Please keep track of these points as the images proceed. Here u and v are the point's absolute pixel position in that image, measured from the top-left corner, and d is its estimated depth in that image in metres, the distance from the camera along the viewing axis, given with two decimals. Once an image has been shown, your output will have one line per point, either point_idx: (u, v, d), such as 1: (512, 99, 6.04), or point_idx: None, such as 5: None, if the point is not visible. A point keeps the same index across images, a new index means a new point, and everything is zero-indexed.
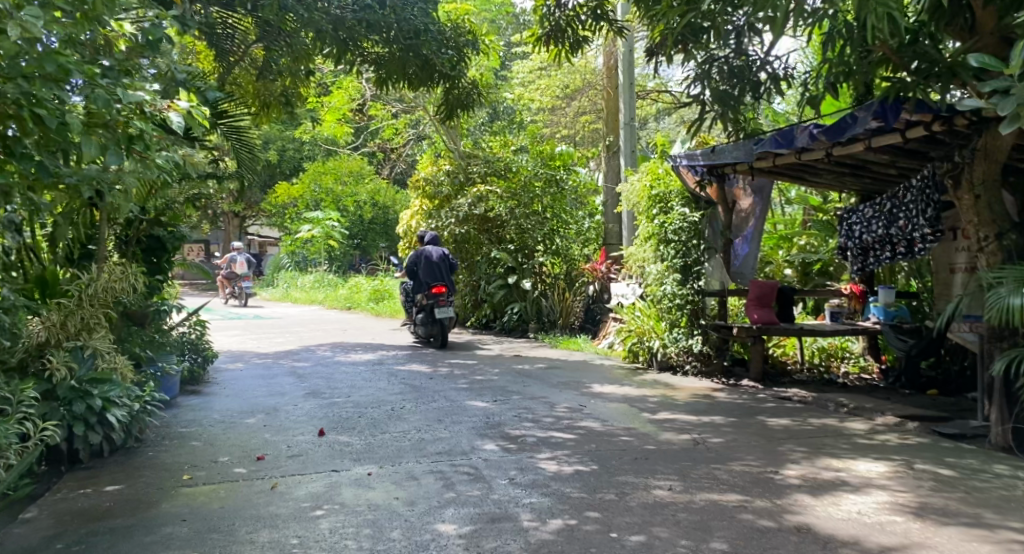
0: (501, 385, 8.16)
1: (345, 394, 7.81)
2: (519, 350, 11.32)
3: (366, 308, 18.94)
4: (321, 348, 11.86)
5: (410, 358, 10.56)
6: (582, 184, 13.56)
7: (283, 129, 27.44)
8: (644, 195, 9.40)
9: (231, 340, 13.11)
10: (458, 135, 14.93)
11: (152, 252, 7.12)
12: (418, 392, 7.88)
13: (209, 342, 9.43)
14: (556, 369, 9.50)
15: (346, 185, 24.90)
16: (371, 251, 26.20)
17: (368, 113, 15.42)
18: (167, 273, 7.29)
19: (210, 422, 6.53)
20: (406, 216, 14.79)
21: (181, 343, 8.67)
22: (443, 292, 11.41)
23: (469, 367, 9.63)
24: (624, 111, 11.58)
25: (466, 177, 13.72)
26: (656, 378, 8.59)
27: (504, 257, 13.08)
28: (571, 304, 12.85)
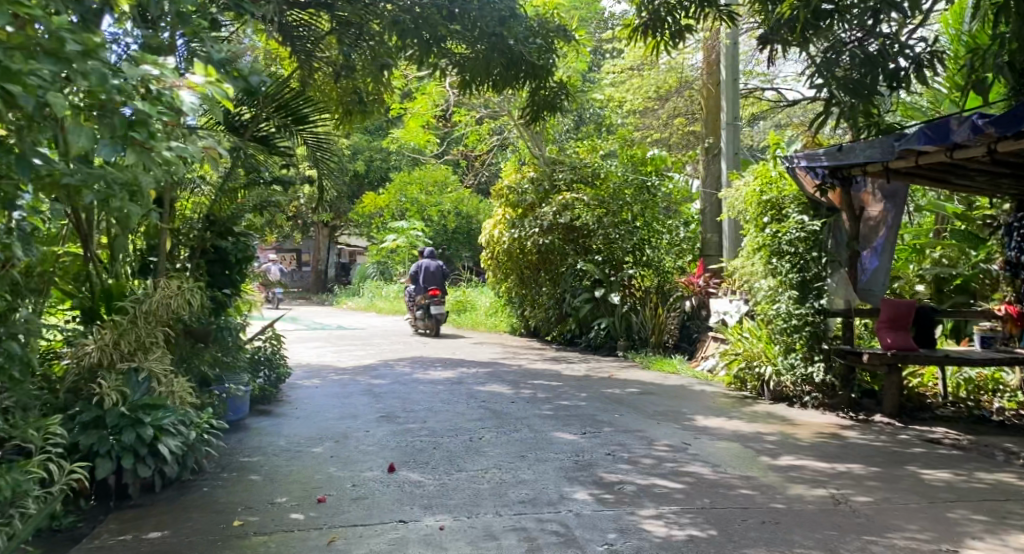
0: (593, 413, 7.34)
1: (421, 418, 7.15)
2: (609, 370, 10.43)
3: (449, 320, 18.43)
4: (401, 363, 11.34)
5: (492, 377, 9.87)
6: (677, 191, 12.49)
7: (370, 138, 27.48)
8: (752, 200, 8.44)
9: (312, 353, 12.80)
10: (544, 139, 14.19)
11: (219, 266, 6.63)
12: (500, 418, 7.16)
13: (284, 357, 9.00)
14: (652, 393, 8.59)
15: (432, 195, 24.52)
16: (455, 261, 25.75)
17: (452, 120, 14.92)
18: (236, 288, 6.78)
19: (274, 450, 5.96)
20: (490, 224, 14.36)
21: (254, 358, 8.25)
22: (438, 293, 15.11)
23: (555, 389, 8.85)
24: (726, 110, 10.54)
25: (550, 184, 13.09)
26: (769, 409, 7.58)
27: (591, 270, 12.24)
28: (665, 322, 11.58)
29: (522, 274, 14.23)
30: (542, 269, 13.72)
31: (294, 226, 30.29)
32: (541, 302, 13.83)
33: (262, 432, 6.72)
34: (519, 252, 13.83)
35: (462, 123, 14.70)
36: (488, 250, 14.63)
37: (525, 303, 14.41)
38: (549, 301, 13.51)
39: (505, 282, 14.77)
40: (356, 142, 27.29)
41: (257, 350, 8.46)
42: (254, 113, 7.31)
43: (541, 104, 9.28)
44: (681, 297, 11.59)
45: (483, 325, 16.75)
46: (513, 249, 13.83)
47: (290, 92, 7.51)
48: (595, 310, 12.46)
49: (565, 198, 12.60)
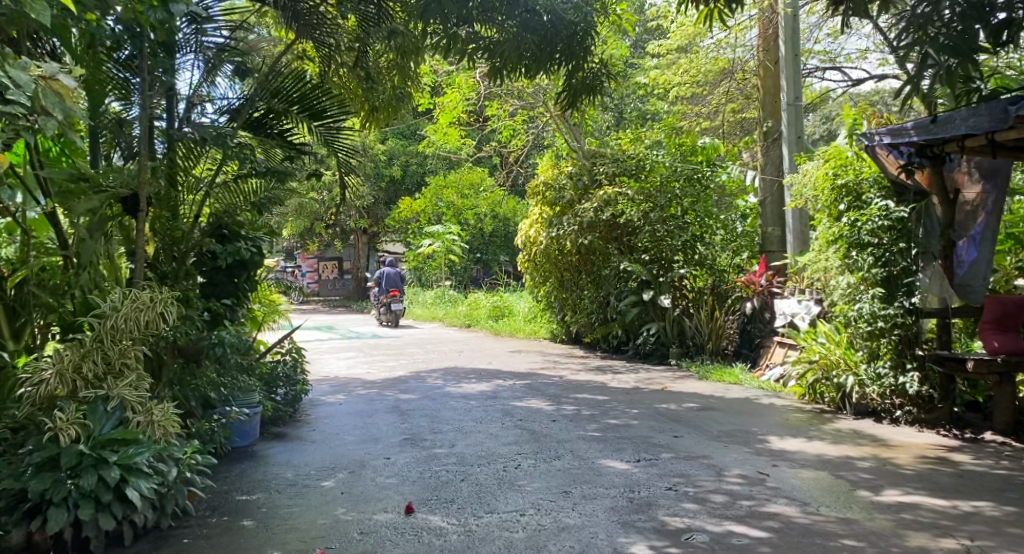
0: (646, 434, 6.37)
1: (450, 443, 6.28)
2: (661, 381, 9.43)
3: (487, 326, 17.57)
4: (433, 375, 10.51)
5: (531, 390, 8.97)
6: (730, 180, 11.42)
7: (406, 142, 26.86)
8: (823, 185, 7.39)
9: (341, 364, 12.06)
10: (583, 131, 13.28)
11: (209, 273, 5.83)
12: (540, 442, 6.25)
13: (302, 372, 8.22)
14: (711, 408, 7.58)
15: (468, 199, 23.94)
16: (493, 265, 24.87)
17: (485, 114, 14.10)
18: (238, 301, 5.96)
19: (277, 486, 5.14)
20: (526, 225, 13.59)
21: (265, 374, 7.48)
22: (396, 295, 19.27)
23: (601, 404, 7.90)
24: (786, 90, 9.53)
25: (590, 178, 12.18)
26: (852, 426, 6.51)
27: (637, 270, 11.17)
28: (722, 326, 10.48)
29: (563, 277, 13.33)
30: (583, 270, 12.77)
31: (330, 232, 29.83)
32: (583, 306, 12.89)
33: (269, 460, 5.92)
34: (559, 252, 12.95)
35: (495, 117, 13.86)
36: (527, 251, 13.84)
37: (566, 308, 13.49)
38: (591, 305, 12.55)
39: (544, 284, 13.88)
40: (392, 145, 26.69)
41: (273, 364, 7.70)
42: (261, 105, 6.60)
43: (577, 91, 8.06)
44: (740, 298, 10.59)
45: (522, 331, 15.82)
46: (552, 249, 12.97)
47: (304, 82, 6.80)
48: (642, 314, 11.47)
49: (607, 193, 11.62)
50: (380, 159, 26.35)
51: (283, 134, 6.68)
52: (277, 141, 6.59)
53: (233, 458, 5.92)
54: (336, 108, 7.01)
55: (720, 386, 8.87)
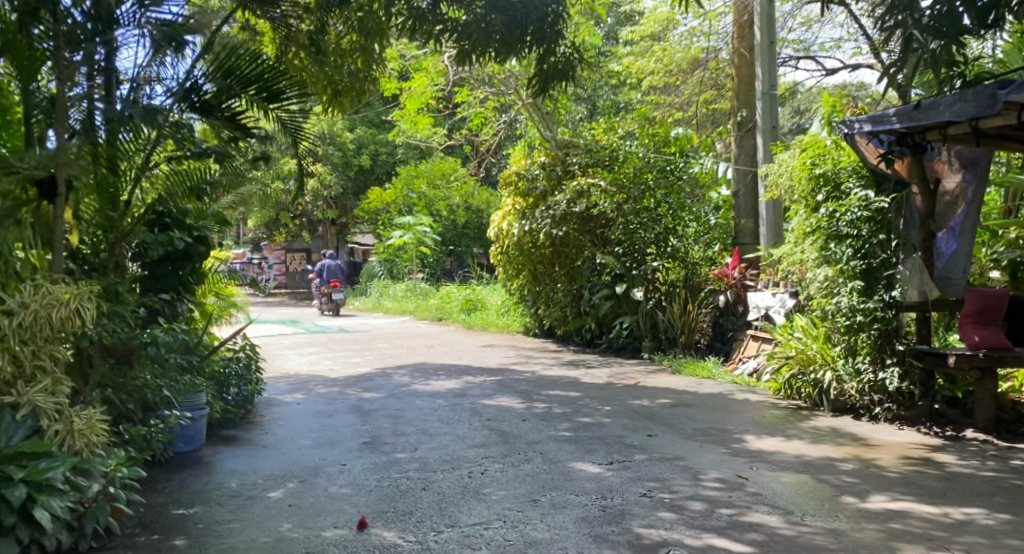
0: (620, 435, 6.05)
1: (412, 446, 5.90)
2: (635, 376, 9.14)
3: (458, 319, 17.17)
4: (399, 372, 10.11)
5: (500, 387, 8.61)
6: (701, 173, 11.11)
7: (376, 132, 26.31)
8: (802, 174, 7.09)
9: (304, 361, 11.61)
10: (555, 120, 12.93)
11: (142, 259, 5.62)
12: (508, 444, 5.90)
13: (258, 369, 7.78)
14: (686, 406, 7.30)
15: (439, 189, 23.32)
16: (465, 258, 24.48)
17: (456, 101, 13.72)
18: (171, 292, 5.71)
19: (221, 497, 4.72)
20: (498, 216, 13.28)
21: (217, 373, 7.05)
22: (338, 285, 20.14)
23: (573, 402, 7.57)
24: (762, 78, 9.24)
25: (563, 168, 11.88)
26: (832, 424, 6.26)
27: (610, 263, 11.01)
28: (695, 318, 10.24)
29: (536, 270, 13.04)
30: (556, 263, 12.49)
31: (298, 224, 29.16)
32: (556, 300, 12.60)
33: (215, 466, 5.49)
34: (532, 244, 12.67)
35: (465, 104, 13.50)
36: (499, 245, 13.53)
37: (539, 301, 13.20)
38: (564, 298, 12.28)
39: (517, 277, 13.58)
40: (360, 134, 26.09)
41: (225, 362, 7.26)
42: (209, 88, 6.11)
43: (547, 79, 7.52)
44: (712, 292, 10.36)
45: (494, 325, 15.44)
46: (524, 242, 12.65)
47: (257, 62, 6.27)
48: (615, 308, 11.24)
49: (580, 184, 11.34)
50: (348, 148, 25.72)
51: (233, 115, 6.16)
52: (225, 124, 6.06)
53: (175, 465, 5.48)
54: (293, 89, 6.49)
55: (696, 382, 8.60)
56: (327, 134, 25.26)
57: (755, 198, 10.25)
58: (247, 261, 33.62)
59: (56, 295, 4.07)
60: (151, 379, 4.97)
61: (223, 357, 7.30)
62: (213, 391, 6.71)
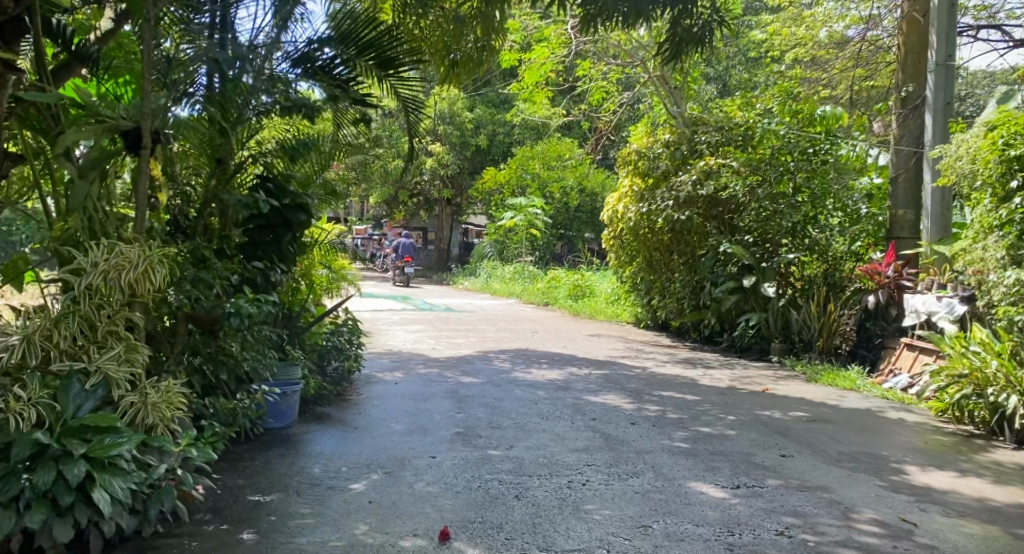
0: (746, 451, 5.26)
1: (509, 443, 5.33)
2: (761, 382, 8.22)
3: (566, 305, 16.54)
4: (502, 357, 9.60)
5: (608, 383, 7.92)
6: (847, 158, 9.89)
7: (495, 111, 26.02)
8: (987, 157, 6.15)
9: (407, 338, 11.32)
10: (684, 96, 11.98)
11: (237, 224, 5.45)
12: (615, 450, 5.22)
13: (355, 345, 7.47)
14: (824, 421, 6.36)
15: (554, 170, 22.71)
16: (577, 243, 23.82)
17: (576, 74, 13.04)
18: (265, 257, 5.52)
19: (299, 485, 4.33)
20: (613, 199, 12.49)
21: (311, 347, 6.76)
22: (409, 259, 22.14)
23: (689, 407, 6.79)
24: (937, 47, 8.07)
25: (689, 148, 11.07)
26: (1008, 460, 5.21)
27: (739, 254, 9.98)
28: (837, 320, 9.08)
29: (653, 258, 12.21)
30: (676, 252, 11.62)
31: (414, 201, 29.33)
32: (673, 290, 11.75)
33: (300, 448, 5.13)
34: (649, 229, 11.79)
35: (586, 78, 12.81)
36: (613, 229, 12.74)
37: (653, 291, 12.40)
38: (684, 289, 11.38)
39: (631, 264, 12.77)
40: (480, 114, 25.84)
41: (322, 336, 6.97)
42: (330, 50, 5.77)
43: (676, 48, 6.06)
44: (858, 291, 9.21)
45: (603, 314, 14.69)
46: (640, 227, 11.82)
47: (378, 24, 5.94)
48: (741, 304, 10.29)
49: (709, 165, 10.55)
50: (467, 128, 25.53)
51: (348, 83, 5.85)
52: (345, 92, 5.82)
53: (259, 442, 5.17)
54: (410, 57, 6.03)
55: (833, 394, 7.58)
56: (447, 112, 25.16)
57: (915, 186, 9.10)
58: (364, 236, 34.23)
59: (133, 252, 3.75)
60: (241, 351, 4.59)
61: (322, 331, 7.02)
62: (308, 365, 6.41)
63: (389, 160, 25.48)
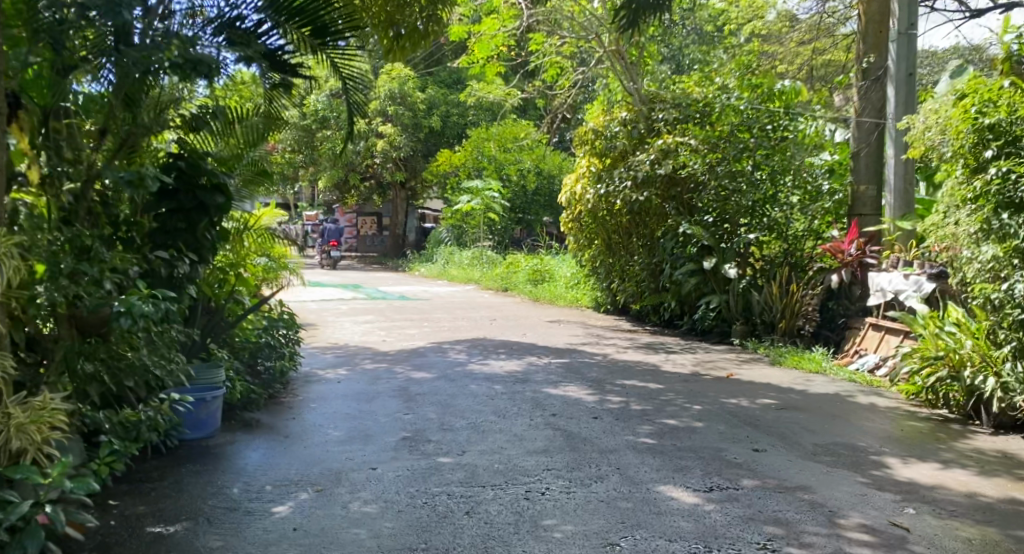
0: (718, 447, 4.83)
1: (459, 448, 4.82)
2: (727, 368, 7.85)
3: (524, 290, 16.06)
4: (456, 348, 9.07)
5: (569, 373, 7.45)
6: (805, 134, 9.61)
7: (448, 92, 25.36)
8: (958, 127, 5.64)
9: (356, 330, 10.70)
10: (641, 71, 11.57)
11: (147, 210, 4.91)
12: (576, 451, 4.75)
13: (294, 340, 6.86)
14: (797, 409, 5.98)
15: (510, 153, 22.62)
16: (535, 226, 23.32)
17: (530, 50, 12.55)
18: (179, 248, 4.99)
19: (213, 509, 3.74)
20: (570, 180, 12.10)
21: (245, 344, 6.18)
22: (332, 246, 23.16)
23: (655, 397, 6.35)
24: (898, 16, 7.74)
25: (647, 126, 10.74)
26: (993, 446, 4.88)
27: (698, 233, 9.69)
28: (800, 301, 8.71)
29: (611, 240, 11.81)
30: (635, 234, 11.22)
31: (367, 187, 28.51)
32: (633, 273, 11.37)
33: (221, 462, 4.53)
34: (607, 211, 11.42)
35: (540, 53, 12.31)
36: (572, 212, 12.32)
37: (613, 274, 12.01)
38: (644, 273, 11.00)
39: (590, 248, 12.37)
40: (432, 95, 25.16)
41: (256, 332, 6.38)
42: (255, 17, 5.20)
43: (630, 15, 5.57)
44: (822, 271, 8.89)
45: (562, 299, 14.25)
46: (599, 209, 11.44)
47: None
48: (701, 287, 9.95)
49: (665, 143, 10.16)
50: (419, 109, 24.81)
51: (275, 55, 5.29)
52: (254, 49, 4.91)
53: (175, 458, 4.57)
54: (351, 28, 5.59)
55: (802, 378, 7.23)
56: (397, 92, 24.41)
57: (877, 160, 8.79)
58: (316, 225, 33.24)
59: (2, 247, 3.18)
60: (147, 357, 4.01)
61: (252, 329, 6.40)
62: (234, 366, 5.79)
63: (339, 143, 24.64)
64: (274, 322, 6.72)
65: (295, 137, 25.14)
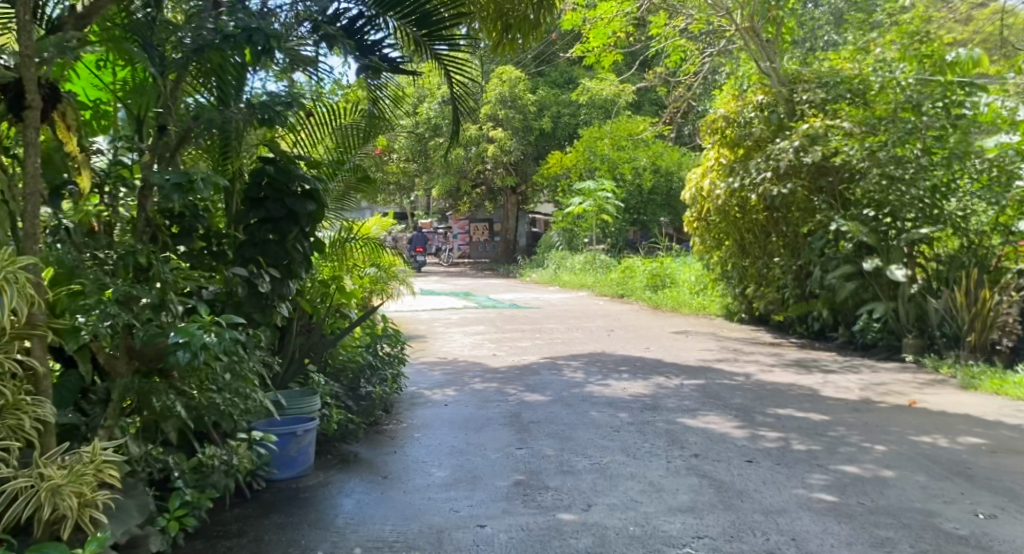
0: (923, 509, 3.73)
1: (584, 501, 3.94)
2: (899, 392, 6.59)
3: (644, 296, 15.03)
4: (574, 365, 8.22)
5: (707, 397, 6.43)
6: (975, 117, 8.22)
7: (559, 92, 24.70)
8: None
9: (466, 344, 10.05)
10: (778, 50, 10.35)
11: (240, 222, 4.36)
12: (733, 511, 3.77)
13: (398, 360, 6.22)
14: (1011, 453, 4.74)
15: (625, 150, 21.43)
16: (651, 228, 22.22)
17: (649, 36, 11.62)
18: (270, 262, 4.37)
19: None
20: (695, 175, 11.04)
21: (351, 362, 5.60)
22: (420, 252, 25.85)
23: (818, 433, 5.25)
24: None
25: (787, 110, 9.72)
26: None
27: (856, 232, 8.50)
28: (992, 310, 7.37)
29: (745, 242, 10.72)
30: (773, 232, 10.15)
31: (479, 192, 28.26)
32: (772, 278, 10.20)
33: (307, 511, 3.85)
34: (740, 208, 10.37)
35: (660, 38, 11.32)
36: (696, 209, 11.22)
37: (746, 278, 10.88)
38: (788, 277, 9.88)
39: (719, 250, 11.26)
40: (543, 96, 24.54)
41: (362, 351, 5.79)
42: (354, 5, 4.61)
43: None
44: (1020, 274, 7.56)
45: (687, 306, 13.12)
46: (729, 207, 10.38)
47: None
48: (860, 293, 8.75)
49: (813, 128, 9.06)
50: (530, 111, 24.21)
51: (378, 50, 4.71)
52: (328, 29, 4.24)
53: (256, 505, 3.92)
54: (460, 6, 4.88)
55: (1001, 408, 5.90)
56: (508, 95, 23.90)
57: None
58: (429, 231, 33.44)
59: (21, 258, 2.44)
60: (219, 399, 3.37)
61: (356, 344, 5.89)
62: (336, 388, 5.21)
63: (450, 150, 24.41)
64: (377, 340, 6.11)
65: (408, 145, 25.24)
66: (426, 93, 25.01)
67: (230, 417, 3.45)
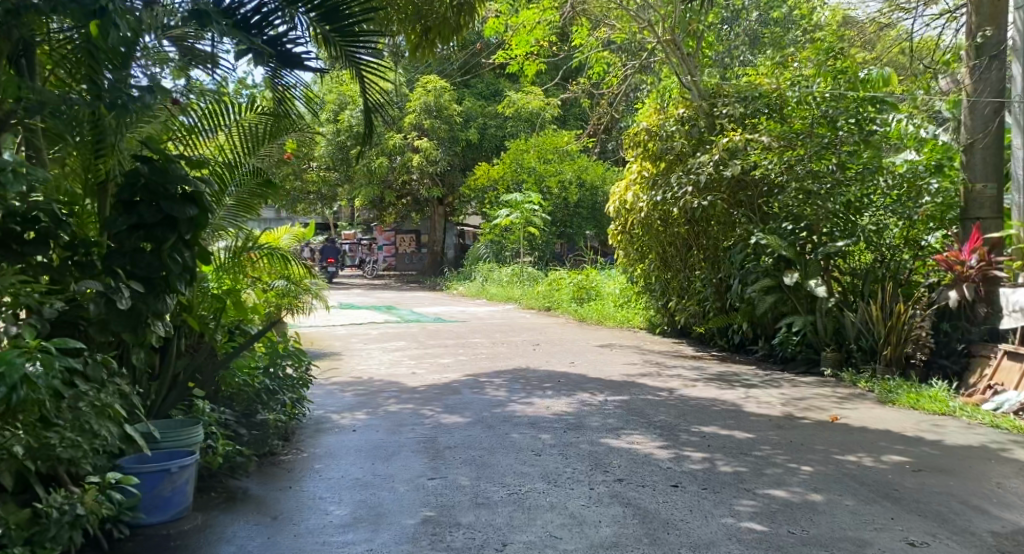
0: (856, 537, 3.51)
1: (498, 539, 3.57)
2: (822, 407, 6.47)
3: (569, 310, 14.84)
4: (495, 383, 7.85)
5: (631, 416, 6.16)
6: (884, 134, 8.31)
7: (486, 104, 24.47)
8: None
9: (384, 361, 9.56)
10: (698, 64, 10.32)
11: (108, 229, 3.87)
12: (659, 546, 3.47)
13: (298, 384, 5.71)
14: (936, 471, 4.60)
15: (551, 164, 21.51)
16: (577, 240, 22.18)
17: (573, 45, 11.46)
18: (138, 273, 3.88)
19: None
20: (619, 188, 10.93)
21: (244, 389, 5.09)
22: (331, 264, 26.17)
23: (744, 453, 5.02)
24: None
25: (707, 123, 9.60)
26: None
27: (775, 245, 8.30)
28: (907, 323, 7.34)
29: (667, 254, 10.63)
30: (694, 245, 10.03)
31: (405, 204, 27.73)
32: (694, 291, 10.11)
33: None
34: (661, 222, 10.23)
35: (583, 48, 11.17)
36: (621, 222, 11.08)
37: (670, 291, 10.79)
38: (708, 291, 9.74)
39: (643, 263, 11.15)
40: (469, 107, 24.26)
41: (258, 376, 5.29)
42: None
43: None
44: (932, 286, 7.57)
45: (611, 319, 12.97)
46: (652, 219, 10.27)
47: None
48: (778, 307, 8.66)
49: (732, 141, 8.98)
50: (456, 122, 23.88)
51: None
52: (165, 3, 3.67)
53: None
54: None
55: (923, 422, 5.83)
56: (433, 105, 23.51)
57: (997, 154, 7.43)
58: (354, 243, 32.69)
59: None
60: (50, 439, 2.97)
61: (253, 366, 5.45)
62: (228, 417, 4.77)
63: (374, 160, 23.83)
64: (277, 361, 5.63)
65: (330, 154, 24.56)
66: (349, 102, 24.40)
67: (66, 459, 3.02)
